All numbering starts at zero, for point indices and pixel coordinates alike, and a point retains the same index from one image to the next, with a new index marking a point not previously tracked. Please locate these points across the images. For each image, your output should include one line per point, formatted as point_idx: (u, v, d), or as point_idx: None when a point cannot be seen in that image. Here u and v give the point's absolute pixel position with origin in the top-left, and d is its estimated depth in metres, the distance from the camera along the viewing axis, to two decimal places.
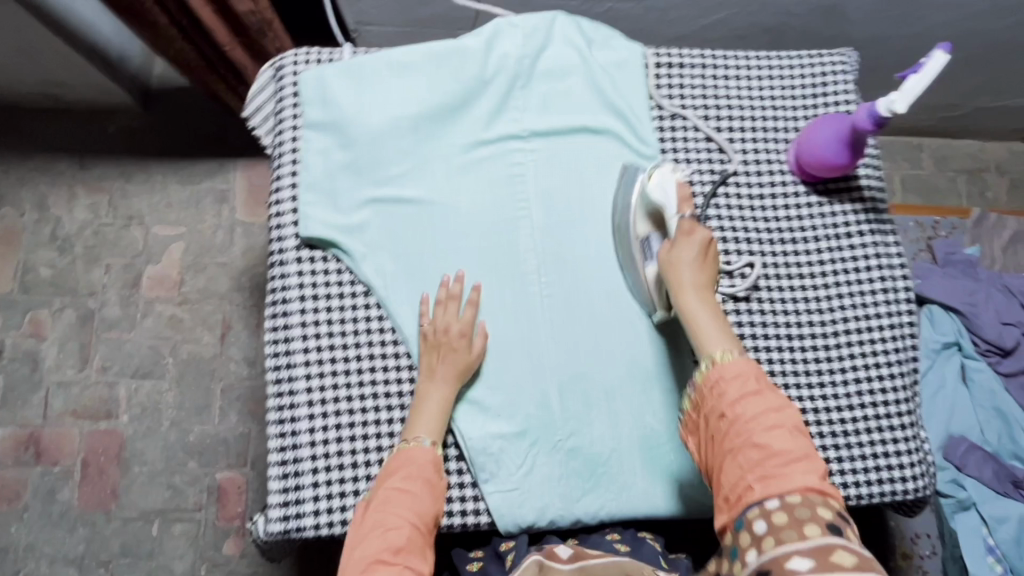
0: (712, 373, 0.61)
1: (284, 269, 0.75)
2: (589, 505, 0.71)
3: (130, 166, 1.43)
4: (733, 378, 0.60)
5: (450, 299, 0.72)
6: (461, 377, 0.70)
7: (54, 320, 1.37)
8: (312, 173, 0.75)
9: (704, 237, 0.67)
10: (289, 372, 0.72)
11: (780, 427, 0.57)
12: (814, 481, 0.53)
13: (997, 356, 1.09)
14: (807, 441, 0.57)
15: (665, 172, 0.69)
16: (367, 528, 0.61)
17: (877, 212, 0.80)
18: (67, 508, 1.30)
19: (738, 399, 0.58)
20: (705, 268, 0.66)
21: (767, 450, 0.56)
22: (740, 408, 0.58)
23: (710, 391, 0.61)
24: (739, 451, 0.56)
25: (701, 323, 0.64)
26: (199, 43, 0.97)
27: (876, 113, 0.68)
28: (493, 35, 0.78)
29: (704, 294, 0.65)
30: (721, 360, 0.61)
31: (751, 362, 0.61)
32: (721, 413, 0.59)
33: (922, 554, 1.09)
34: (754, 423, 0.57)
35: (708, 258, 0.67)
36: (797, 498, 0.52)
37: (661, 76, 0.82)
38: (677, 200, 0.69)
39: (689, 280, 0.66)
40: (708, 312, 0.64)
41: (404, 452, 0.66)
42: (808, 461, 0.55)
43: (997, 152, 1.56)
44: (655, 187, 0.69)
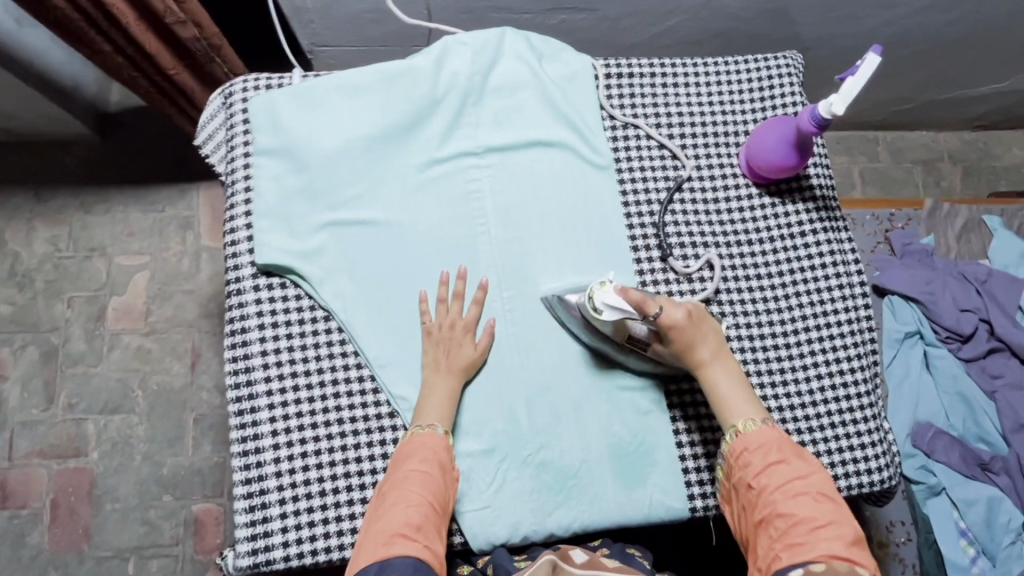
0: (737, 445, 0.66)
1: (241, 297, 0.74)
2: (561, 518, 0.71)
3: (88, 197, 1.40)
4: (757, 449, 0.65)
5: (453, 296, 0.73)
6: (467, 374, 0.71)
7: (16, 359, 1.34)
8: (266, 200, 0.75)
9: (683, 315, 0.68)
10: (251, 402, 0.71)
11: (804, 495, 0.61)
12: (837, 548, 0.57)
13: (957, 342, 1.11)
14: (833, 507, 0.61)
15: (605, 291, 0.70)
16: (386, 504, 0.62)
17: (828, 210, 0.82)
18: (38, 551, 1.27)
19: (763, 469, 0.64)
20: (705, 337, 0.69)
21: (792, 518, 0.60)
22: (764, 478, 0.63)
23: (736, 461, 0.66)
24: (768, 522, 0.61)
25: (725, 394, 0.68)
26: (144, 69, 0.94)
27: (818, 116, 0.70)
28: (442, 53, 0.79)
29: (723, 360, 0.69)
30: (743, 431, 0.66)
31: (773, 427, 0.66)
32: (748, 484, 0.64)
33: (898, 541, 1.10)
34: (779, 491, 0.62)
35: (704, 324, 0.69)
36: (821, 567, 0.56)
37: (611, 86, 0.83)
38: (635, 306, 0.68)
39: (707, 354, 0.69)
40: (728, 382, 0.68)
41: (417, 437, 0.67)
42: (832, 527, 0.59)
43: (949, 142, 1.61)
44: (605, 310, 0.70)
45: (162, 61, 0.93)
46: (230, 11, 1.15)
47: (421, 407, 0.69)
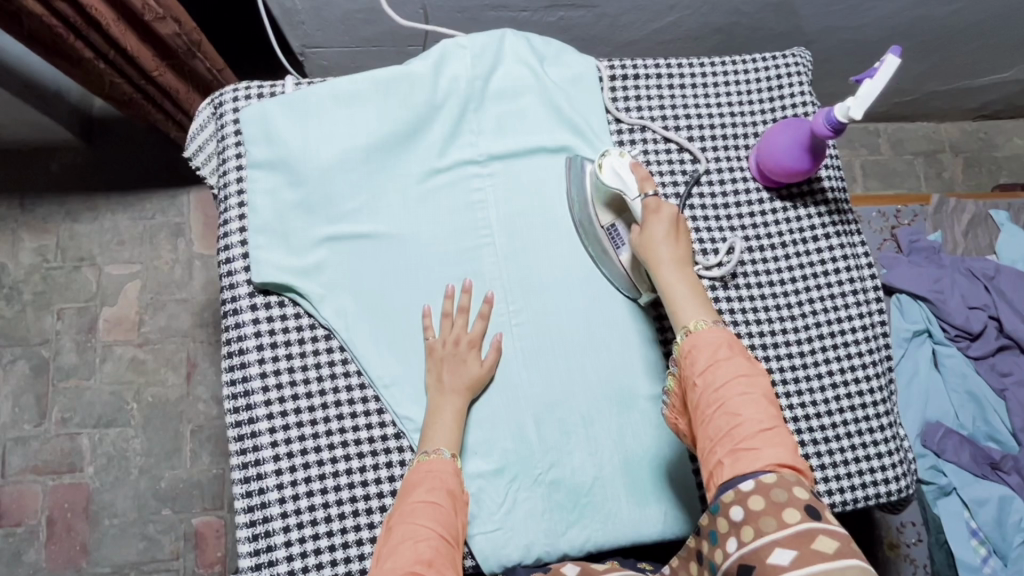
0: (687, 344, 0.60)
1: (238, 317, 0.71)
2: (575, 538, 0.69)
3: (75, 205, 1.36)
4: (705, 349, 0.59)
5: (457, 311, 0.71)
6: (473, 391, 0.69)
7: (5, 373, 1.30)
8: (262, 215, 0.72)
9: (671, 212, 0.66)
10: (251, 426, 0.68)
11: (752, 397, 0.56)
12: (785, 456, 0.54)
13: (965, 341, 1.10)
14: (777, 410, 0.57)
15: (620, 159, 0.69)
16: (394, 541, 0.57)
17: (841, 213, 0.80)
18: (35, 569, 1.24)
19: (708, 368, 0.58)
20: (680, 242, 0.66)
21: (738, 421, 0.56)
22: (710, 379, 0.58)
23: (683, 362, 0.60)
24: (711, 425, 0.56)
25: (676, 295, 0.63)
26: (127, 72, 0.91)
27: (833, 119, 0.67)
28: (441, 57, 0.76)
29: (684, 268, 0.64)
30: (695, 331, 0.60)
31: (725, 330, 0.60)
32: (693, 384, 0.58)
33: (908, 542, 1.10)
34: (724, 391, 0.57)
35: (681, 232, 0.66)
36: (772, 477, 0.52)
37: (616, 89, 0.80)
38: (636, 183, 0.68)
39: (667, 254, 0.65)
40: (684, 285, 0.63)
41: (425, 464, 0.63)
42: (778, 431, 0.55)
43: (950, 133, 1.59)
44: (610, 174, 0.69)
45: (144, 62, 0.89)
46: (217, 12, 1.11)
47: (428, 432, 0.67)
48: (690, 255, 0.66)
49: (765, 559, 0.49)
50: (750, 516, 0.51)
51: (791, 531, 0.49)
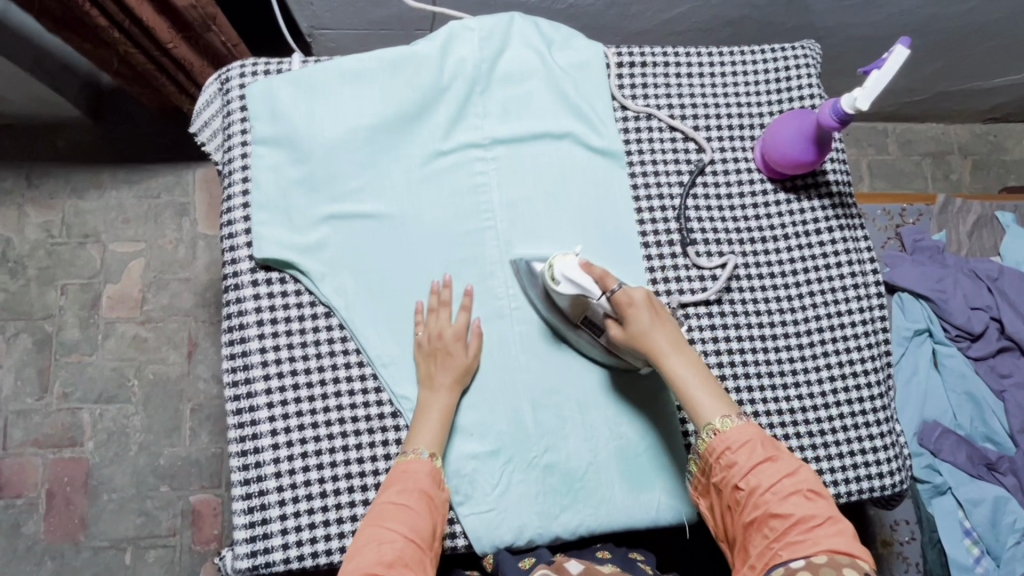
0: (717, 445, 0.61)
1: (239, 292, 0.71)
2: (567, 521, 0.69)
3: (82, 181, 1.37)
4: (741, 447, 0.61)
5: (442, 306, 0.71)
6: (460, 382, 0.69)
7: (8, 346, 1.31)
8: (266, 191, 0.72)
9: (643, 296, 0.65)
10: (249, 400, 0.69)
11: (797, 493, 0.58)
12: (840, 543, 0.55)
13: (966, 341, 1.10)
14: (826, 501, 0.58)
15: (568, 262, 0.66)
16: (361, 541, 0.59)
17: (844, 207, 0.80)
18: (34, 541, 1.25)
19: (751, 470, 0.60)
20: (664, 325, 0.65)
21: (788, 518, 0.57)
22: (754, 479, 0.59)
23: (722, 466, 0.61)
24: (760, 522, 0.58)
25: (690, 388, 0.63)
26: (142, 43, 0.92)
27: (840, 111, 0.67)
28: (449, 39, 0.76)
29: (682, 351, 0.64)
30: (723, 429, 0.61)
31: (752, 424, 0.62)
32: (736, 485, 0.60)
33: (902, 540, 1.10)
34: (770, 490, 0.59)
35: (659, 310, 0.65)
36: (822, 559, 0.54)
37: (623, 76, 0.80)
38: (595, 283, 0.66)
39: (665, 343, 0.64)
40: (692, 373, 0.63)
41: (402, 464, 0.64)
42: (830, 523, 0.56)
43: (959, 135, 1.58)
44: (564, 282, 0.66)
45: (160, 34, 0.90)
46: None
47: (413, 431, 0.67)
48: (678, 330, 0.66)
49: None
50: None
51: None
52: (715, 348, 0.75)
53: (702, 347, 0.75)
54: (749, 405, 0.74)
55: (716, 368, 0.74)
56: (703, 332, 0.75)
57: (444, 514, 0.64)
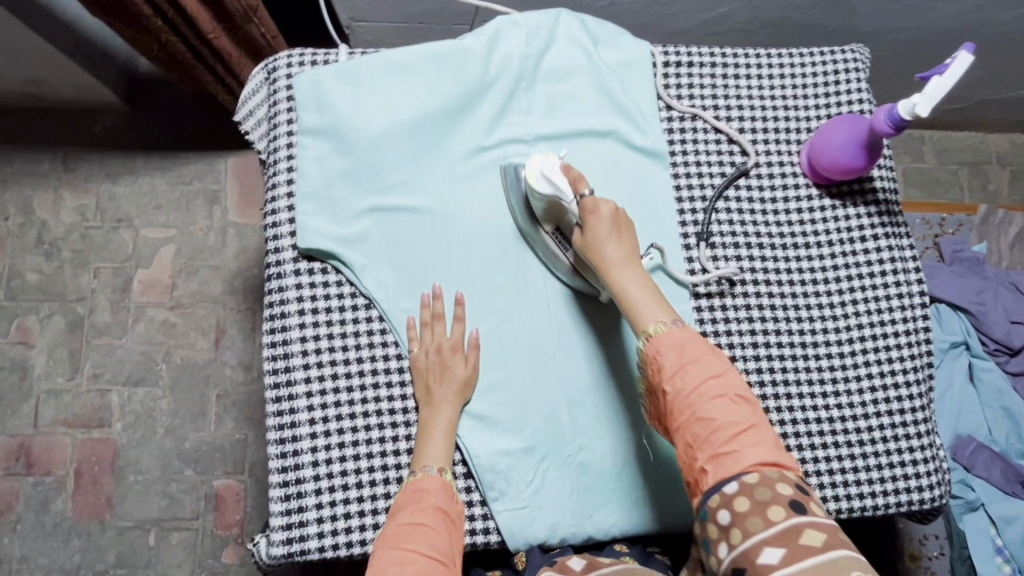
0: (651, 349, 0.61)
1: (282, 281, 0.72)
2: (601, 522, 0.69)
3: (117, 167, 1.39)
4: (669, 352, 0.60)
5: (435, 319, 0.70)
6: (461, 397, 0.69)
7: (42, 327, 1.33)
8: (310, 181, 0.72)
9: (609, 208, 0.66)
10: (289, 388, 0.70)
11: (723, 398, 0.58)
12: (764, 454, 0.55)
13: (1005, 355, 1.08)
14: (750, 407, 0.58)
15: (549, 162, 0.68)
16: (382, 564, 0.57)
17: (891, 215, 0.78)
18: (61, 519, 1.28)
19: (678, 375, 0.59)
20: (622, 239, 0.65)
21: (713, 426, 0.57)
22: (680, 386, 0.59)
23: (652, 369, 0.61)
24: (688, 432, 0.58)
25: (632, 297, 0.63)
26: (183, 33, 0.93)
27: (896, 116, 0.65)
28: (495, 35, 0.75)
29: (633, 266, 0.65)
30: (654, 335, 0.61)
31: (687, 330, 0.61)
32: (665, 393, 0.60)
33: (930, 555, 1.09)
34: (696, 394, 0.58)
35: (622, 225, 0.66)
36: (753, 477, 0.54)
37: (669, 76, 0.79)
38: (569, 186, 0.67)
39: (614, 256, 0.65)
40: (635, 285, 0.64)
41: (413, 484, 0.64)
42: (754, 430, 0.57)
43: (998, 144, 1.54)
44: (542, 180, 0.67)
45: (201, 23, 0.91)
46: None
47: (420, 448, 0.67)
48: (636, 250, 0.66)
49: (755, 559, 0.51)
50: (737, 518, 0.53)
51: (777, 529, 0.51)
52: (754, 353, 0.74)
53: (741, 351, 0.74)
54: (787, 413, 0.73)
55: (754, 373, 0.74)
56: (742, 337, 0.74)
57: (461, 529, 0.63)
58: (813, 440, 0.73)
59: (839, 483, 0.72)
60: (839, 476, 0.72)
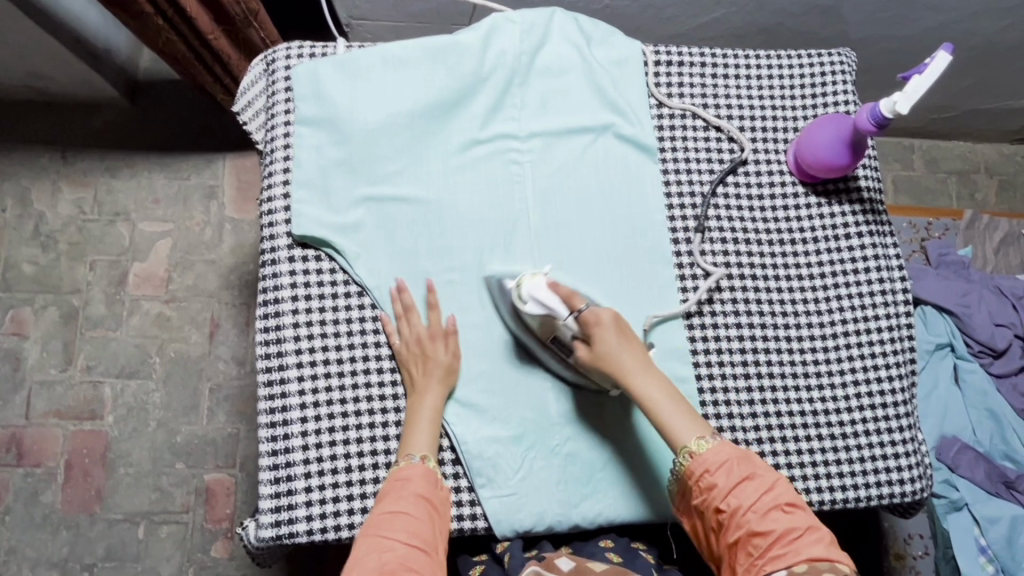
0: (694, 467, 0.62)
1: (276, 268, 0.73)
2: (587, 510, 0.70)
3: (115, 161, 1.40)
4: (719, 468, 0.62)
5: (412, 313, 0.71)
6: (443, 386, 0.69)
7: (36, 319, 1.34)
8: (306, 171, 0.74)
9: (610, 317, 0.66)
10: (281, 374, 0.70)
11: (776, 508, 0.60)
12: (820, 550, 0.57)
13: (989, 357, 1.10)
14: (803, 512, 0.60)
15: (535, 282, 0.68)
16: (362, 550, 0.59)
17: (875, 214, 0.80)
18: (50, 510, 1.27)
19: (731, 491, 0.61)
20: (632, 345, 0.66)
21: (770, 534, 0.58)
22: (734, 499, 0.60)
23: (703, 488, 0.62)
24: (743, 541, 0.59)
25: (656, 408, 0.64)
26: (181, 29, 0.93)
27: (878, 115, 0.67)
28: (491, 31, 0.77)
29: (646, 371, 0.65)
30: (698, 452, 0.62)
31: (727, 443, 0.63)
32: (717, 508, 0.61)
33: (915, 554, 1.10)
34: (751, 508, 0.60)
35: (627, 331, 0.67)
36: (805, 569, 0.56)
37: (659, 74, 0.81)
38: (562, 302, 0.67)
39: (630, 362, 0.65)
40: (657, 396, 0.64)
41: (396, 473, 0.64)
42: (808, 530, 0.59)
43: (986, 155, 1.57)
44: (532, 302, 0.67)
45: (201, 23, 0.92)
46: None
47: (405, 437, 0.67)
48: (646, 350, 0.67)
49: None
50: None
51: None
52: (740, 348, 0.75)
53: (727, 347, 0.75)
54: (772, 406, 0.74)
55: (739, 367, 0.75)
56: (728, 331, 0.76)
57: (444, 517, 0.64)
58: (797, 432, 0.74)
59: (822, 474, 0.73)
60: (822, 467, 0.73)
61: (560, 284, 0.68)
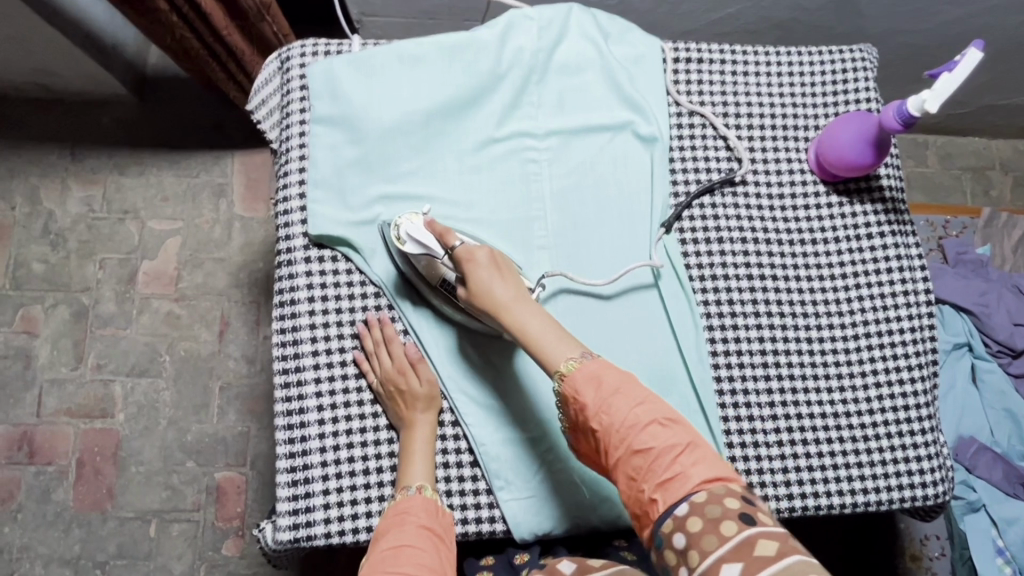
0: (568, 388, 0.60)
1: (292, 268, 0.72)
2: (606, 513, 0.69)
3: (124, 159, 1.39)
4: (588, 386, 0.59)
5: (378, 349, 0.69)
6: (428, 414, 0.68)
7: (46, 317, 1.34)
8: (321, 170, 0.73)
9: (484, 253, 0.66)
10: (298, 375, 0.70)
11: (653, 423, 0.57)
12: (708, 470, 0.54)
13: (1007, 357, 1.09)
14: (682, 426, 0.57)
15: (413, 222, 0.67)
16: None
17: (897, 213, 0.79)
18: (62, 508, 1.28)
19: (604, 407, 0.58)
20: (505, 276, 0.65)
21: (649, 453, 0.56)
22: (607, 418, 0.58)
23: (575, 407, 0.60)
24: (626, 464, 0.57)
25: (537, 335, 0.62)
26: (197, 27, 0.92)
27: (905, 113, 0.66)
28: (508, 28, 0.76)
29: (523, 303, 0.64)
30: (567, 373, 0.60)
31: (600, 362, 0.61)
32: (594, 431, 0.59)
33: (931, 555, 1.09)
34: (630, 428, 0.57)
35: (501, 265, 0.66)
36: (702, 495, 0.53)
37: (678, 71, 0.80)
38: (437, 240, 0.67)
39: (505, 295, 0.64)
40: (529, 325, 0.63)
41: (394, 509, 0.63)
42: (691, 447, 0.56)
43: (1001, 151, 1.55)
44: (410, 243, 0.67)
45: (215, 19, 0.92)
46: None
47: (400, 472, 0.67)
48: (522, 283, 0.66)
49: None
50: (693, 539, 0.51)
51: (732, 544, 0.49)
52: (760, 349, 0.75)
53: (747, 348, 0.74)
54: (792, 409, 0.74)
55: (759, 369, 0.74)
56: (748, 331, 0.75)
57: (450, 547, 0.62)
58: (818, 434, 0.73)
59: (844, 477, 0.73)
60: (843, 470, 0.73)
61: (439, 223, 0.68)
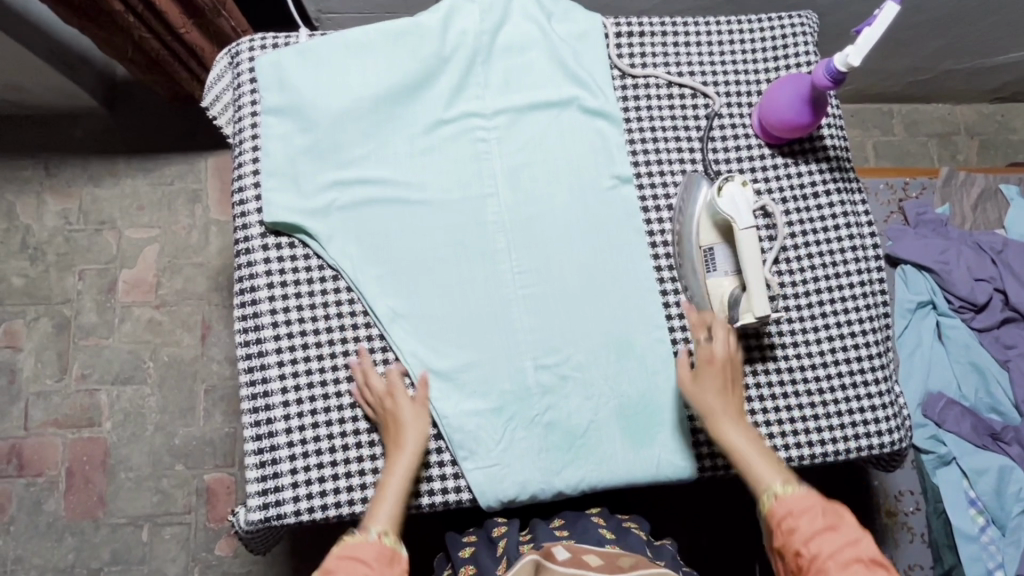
0: (778, 509, 0.62)
1: (250, 256, 0.74)
2: (570, 477, 0.71)
3: (99, 170, 1.41)
4: (802, 512, 0.61)
5: (367, 376, 0.71)
6: (421, 441, 0.69)
7: (29, 330, 1.35)
8: (275, 160, 0.75)
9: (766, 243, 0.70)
10: (261, 360, 0.72)
11: (858, 562, 0.57)
12: None
13: (970, 312, 1.10)
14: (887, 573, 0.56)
15: (742, 188, 0.71)
16: None
17: (842, 171, 0.81)
18: (54, 518, 1.29)
19: (812, 537, 0.59)
20: (732, 394, 0.70)
21: None
22: (815, 545, 0.59)
23: (781, 530, 0.61)
24: None
25: (745, 454, 0.66)
26: (152, 26, 0.94)
27: (833, 70, 0.68)
28: (450, 12, 0.78)
29: (739, 423, 0.68)
30: (781, 494, 0.62)
31: (813, 492, 0.62)
32: (797, 551, 0.59)
33: (906, 510, 1.11)
34: (834, 561, 0.57)
35: (734, 380, 0.70)
36: None
37: (621, 45, 0.81)
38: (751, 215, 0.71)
39: (716, 404, 0.68)
40: (748, 442, 0.67)
41: (345, 548, 0.60)
42: None
43: (965, 116, 1.57)
44: (725, 199, 0.71)
45: (171, 18, 0.93)
46: None
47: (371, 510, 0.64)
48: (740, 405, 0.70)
49: None
50: None
51: None
52: None
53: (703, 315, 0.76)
54: (748, 368, 0.75)
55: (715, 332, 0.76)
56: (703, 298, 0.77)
57: None
58: (774, 390, 0.75)
59: (801, 429, 0.75)
60: (801, 423, 0.75)
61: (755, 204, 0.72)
